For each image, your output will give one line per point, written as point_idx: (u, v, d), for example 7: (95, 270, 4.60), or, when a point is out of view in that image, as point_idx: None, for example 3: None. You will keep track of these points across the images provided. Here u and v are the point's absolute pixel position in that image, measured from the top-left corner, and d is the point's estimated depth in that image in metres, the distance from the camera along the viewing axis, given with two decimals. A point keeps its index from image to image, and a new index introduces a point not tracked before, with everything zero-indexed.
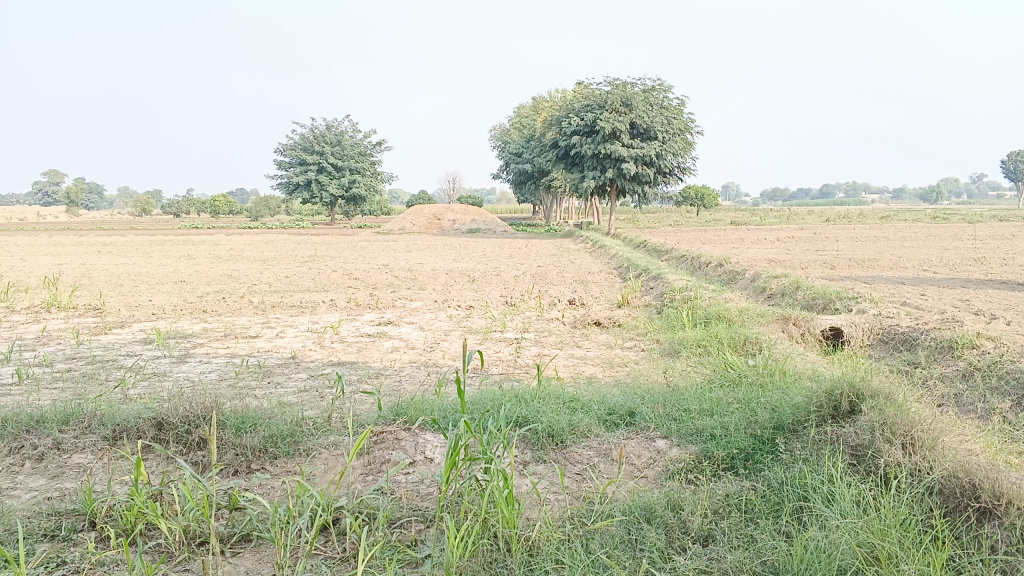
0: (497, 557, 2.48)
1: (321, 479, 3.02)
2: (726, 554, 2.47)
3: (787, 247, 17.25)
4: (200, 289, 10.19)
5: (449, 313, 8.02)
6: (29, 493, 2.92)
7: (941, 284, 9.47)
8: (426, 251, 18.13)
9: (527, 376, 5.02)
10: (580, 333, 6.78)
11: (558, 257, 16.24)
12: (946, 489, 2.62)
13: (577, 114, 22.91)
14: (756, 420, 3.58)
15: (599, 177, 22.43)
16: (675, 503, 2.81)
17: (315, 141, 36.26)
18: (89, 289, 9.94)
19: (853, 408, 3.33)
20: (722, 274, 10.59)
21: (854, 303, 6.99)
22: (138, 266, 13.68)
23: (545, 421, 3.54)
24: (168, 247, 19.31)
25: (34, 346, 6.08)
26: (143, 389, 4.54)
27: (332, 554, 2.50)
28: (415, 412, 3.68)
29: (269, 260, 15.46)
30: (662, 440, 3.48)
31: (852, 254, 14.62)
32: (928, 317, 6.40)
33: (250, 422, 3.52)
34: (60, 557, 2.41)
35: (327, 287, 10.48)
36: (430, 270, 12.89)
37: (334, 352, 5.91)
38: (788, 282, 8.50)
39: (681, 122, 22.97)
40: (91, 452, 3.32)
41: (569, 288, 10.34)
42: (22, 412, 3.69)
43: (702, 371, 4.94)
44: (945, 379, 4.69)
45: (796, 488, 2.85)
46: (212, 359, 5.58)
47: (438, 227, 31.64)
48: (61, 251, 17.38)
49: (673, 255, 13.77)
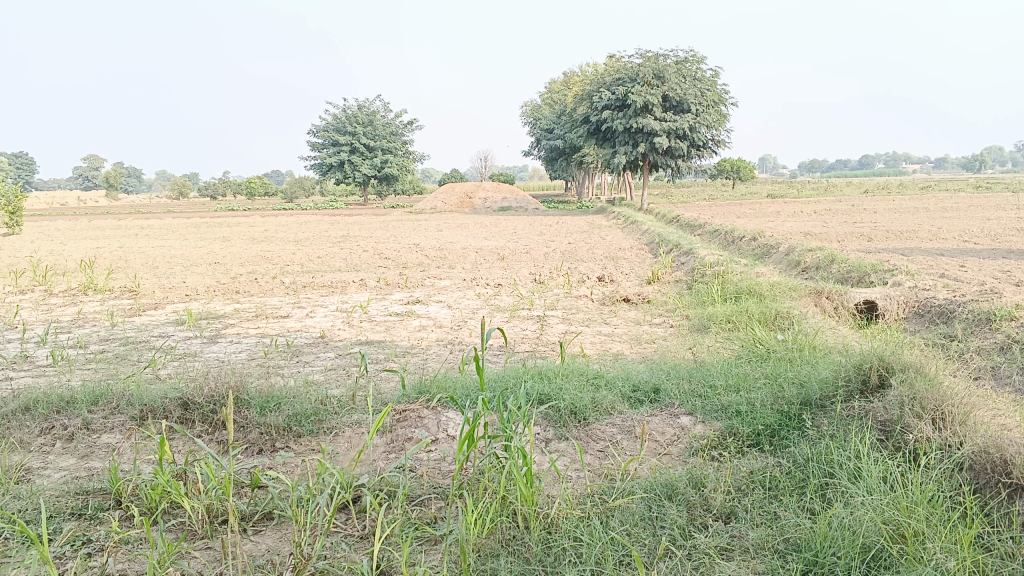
0: (516, 534, 2.46)
1: (343, 457, 3.04)
2: (748, 532, 2.44)
3: (824, 220, 16.95)
4: (233, 271, 10.28)
5: (477, 291, 7.99)
6: (59, 472, 2.97)
7: (982, 255, 9.20)
8: (458, 230, 18.00)
9: (552, 353, 5.01)
10: (608, 310, 6.73)
11: (591, 234, 16.12)
12: (976, 465, 2.55)
13: (609, 88, 22.68)
14: (782, 395, 3.53)
15: (631, 152, 22.26)
16: (697, 480, 2.77)
17: (347, 121, 36.40)
18: (126, 271, 10.09)
19: (883, 382, 3.26)
20: (756, 248, 10.43)
21: (889, 276, 6.84)
22: (173, 249, 13.84)
23: (568, 399, 3.52)
24: (204, 229, 19.60)
25: (71, 327, 6.21)
26: (173, 369, 4.60)
27: (352, 532, 2.51)
28: (438, 389, 3.70)
29: (302, 240, 15.59)
30: (686, 417, 3.43)
31: (890, 226, 14.33)
32: (966, 288, 6.23)
33: (274, 402, 3.55)
34: (85, 535, 2.44)
35: (357, 267, 10.51)
36: (460, 249, 12.91)
37: (362, 331, 5.94)
38: (823, 255, 8.34)
39: (715, 93, 22.55)
40: (119, 432, 3.37)
41: (599, 264, 10.23)
42: (53, 393, 3.76)
43: (730, 347, 4.87)
44: (982, 352, 4.57)
45: (821, 464, 2.80)
46: (242, 339, 5.63)
47: (469, 206, 31.61)
48: (101, 235, 17.73)
49: (706, 230, 13.62)
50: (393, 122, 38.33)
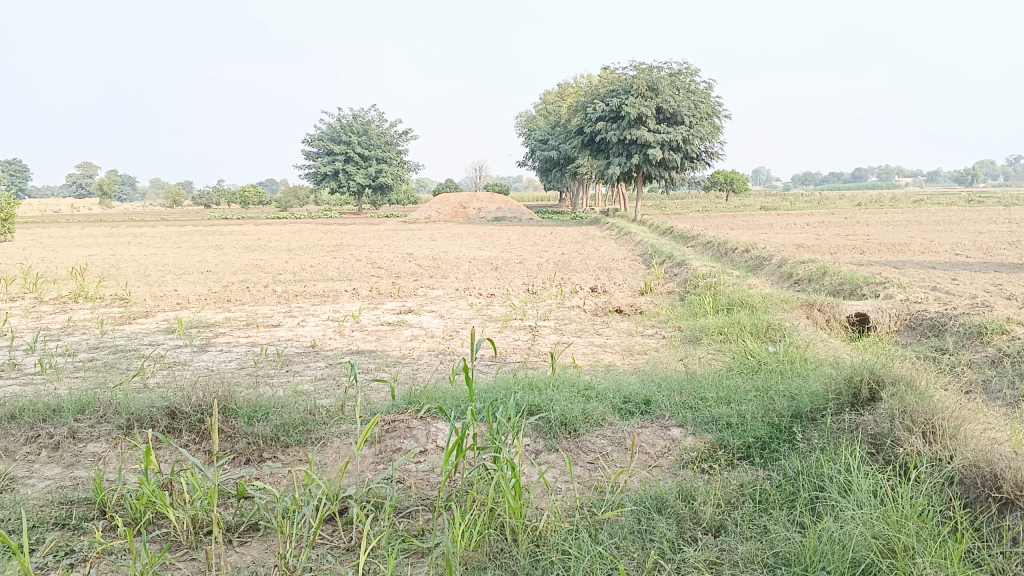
0: (504, 547, 2.44)
1: (331, 468, 3.02)
2: (737, 545, 2.43)
3: (817, 232, 17.00)
4: (226, 279, 10.25)
5: (469, 302, 7.98)
6: (43, 482, 2.94)
7: (974, 269, 9.23)
8: (451, 240, 17.97)
9: (543, 364, 4.99)
10: (600, 321, 6.73)
11: (584, 244, 16.13)
12: (967, 479, 2.54)
13: (603, 100, 22.75)
14: (773, 408, 3.52)
15: (625, 163, 22.32)
16: (687, 492, 2.76)
17: (341, 131, 36.43)
18: (117, 279, 10.05)
19: (874, 395, 3.26)
20: (749, 260, 10.44)
21: (881, 289, 6.85)
22: (166, 257, 13.80)
23: (558, 410, 3.51)
24: (197, 238, 19.55)
25: (60, 335, 6.17)
26: (162, 378, 4.57)
27: (338, 544, 2.49)
28: (427, 400, 3.69)
29: (295, 249, 15.58)
30: (676, 429, 3.42)
31: (883, 239, 14.37)
32: (958, 301, 6.25)
33: (262, 412, 3.53)
34: (68, 546, 2.41)
35: (350, 276, 10.49)
36: (453, 258, 12.90)
37: (353, 341, 5.92)
38: (815, 267, 8.35)
39: (709, 105, 22.64)
40: (105, 442, 3.34)
41: (592, 275, 10.23)
42: (39, 401, 3.73)
43: (722, 359, 4.86)
44: (973, 365, 4.57)
45: (812, 477, 2.79)
46: (232, 348, 5.60)
47: (464, 216, 31.61)
48: (93, 243, 17.66)
49: (699, 241, 13.64)
50: (388, 131, 38.39)
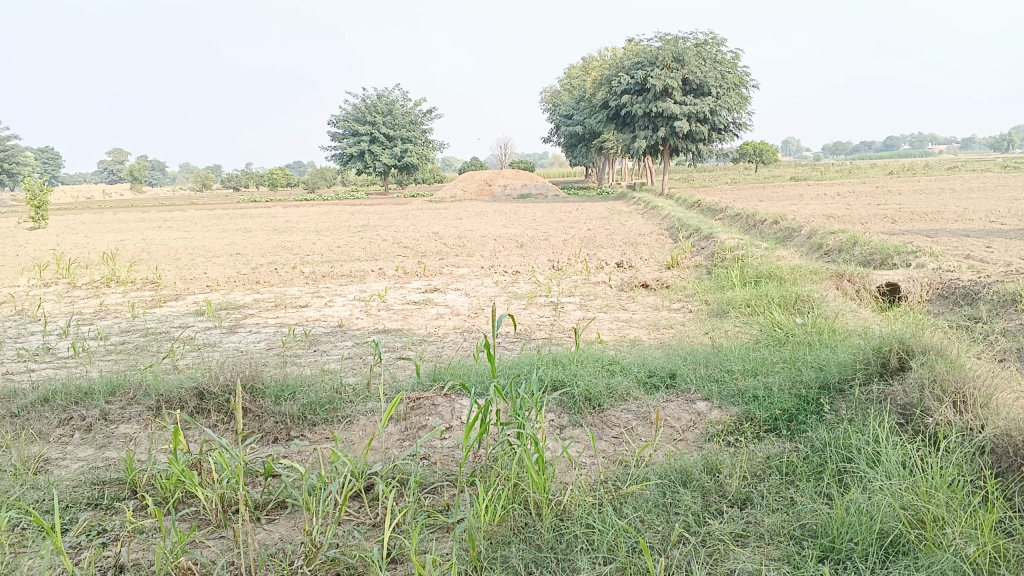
0: (528, 521, 2.44)
1: (356, 446, 3.04)
2: (764, 518, 2.41)
3: (848, 202, 16.72)
4: (254, 261, 10.32)
5: (495, 279, 7.98)
6: (76, 463, 3.00)
7: (1009, 236, 9.04)
8: (477, 218, 17.94)
9: (568, 340, 4.98)
10: (626, 296, 6.68)
11: (610, 219, 16.01)
12: (998, 448, 2.49)
13: (628, 72, 22.51)
14: (801, 379, 3.48)
15: (652, 137, 22.07)
16: (712, 466, 2.74)
17: (367, 111, 36.44)
18: (147, 263, 10.16)
19: (903, 365, 3.21)
20: (777, 232, 10.29)
21: (913, 258, 6.73)
22: (195, 240, 13.93)
23: (582, 385, 3.50)
24: (227, 221, 19.70)
25: (93, 319, 6.27)
26: (191, 360, 4.62)
27: (365, 520, 2.51)
28: (452, 377, 3.70)
29: (323, 230, 15.65)
30: (702, 403, 3.40)
31: (915, 207, 14.10)
32: (992, 269, 6.12)
33: (289, 391, 3.56)
34: (100, 525, 2.46)
35: (376, 256, 10.52)
36: (479, 236, 12.88)
37: (379, 320, 5.95)
38: (845, 238, 8.22)
39: (736, 76, 22.30)
40: (136, 423, 3.39)
41: (618, 250, 10.16)
42: (72, 384, 3.79)
43: (749, 332, 4.81)
44: (1008, 333, 4.48)
45: (839, 449, 2.76)
46: (261, 329, 5.65)
47: (490, 193, 31.54)
48: (125, 228, 17.89)
49: (727, 213, 13.49)
50: (412, 110, 38.34)
